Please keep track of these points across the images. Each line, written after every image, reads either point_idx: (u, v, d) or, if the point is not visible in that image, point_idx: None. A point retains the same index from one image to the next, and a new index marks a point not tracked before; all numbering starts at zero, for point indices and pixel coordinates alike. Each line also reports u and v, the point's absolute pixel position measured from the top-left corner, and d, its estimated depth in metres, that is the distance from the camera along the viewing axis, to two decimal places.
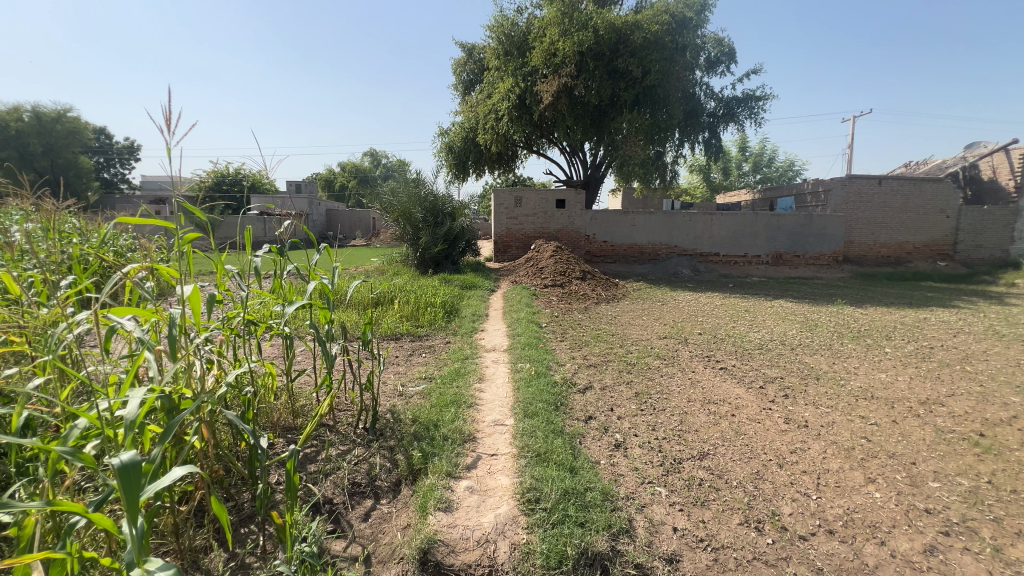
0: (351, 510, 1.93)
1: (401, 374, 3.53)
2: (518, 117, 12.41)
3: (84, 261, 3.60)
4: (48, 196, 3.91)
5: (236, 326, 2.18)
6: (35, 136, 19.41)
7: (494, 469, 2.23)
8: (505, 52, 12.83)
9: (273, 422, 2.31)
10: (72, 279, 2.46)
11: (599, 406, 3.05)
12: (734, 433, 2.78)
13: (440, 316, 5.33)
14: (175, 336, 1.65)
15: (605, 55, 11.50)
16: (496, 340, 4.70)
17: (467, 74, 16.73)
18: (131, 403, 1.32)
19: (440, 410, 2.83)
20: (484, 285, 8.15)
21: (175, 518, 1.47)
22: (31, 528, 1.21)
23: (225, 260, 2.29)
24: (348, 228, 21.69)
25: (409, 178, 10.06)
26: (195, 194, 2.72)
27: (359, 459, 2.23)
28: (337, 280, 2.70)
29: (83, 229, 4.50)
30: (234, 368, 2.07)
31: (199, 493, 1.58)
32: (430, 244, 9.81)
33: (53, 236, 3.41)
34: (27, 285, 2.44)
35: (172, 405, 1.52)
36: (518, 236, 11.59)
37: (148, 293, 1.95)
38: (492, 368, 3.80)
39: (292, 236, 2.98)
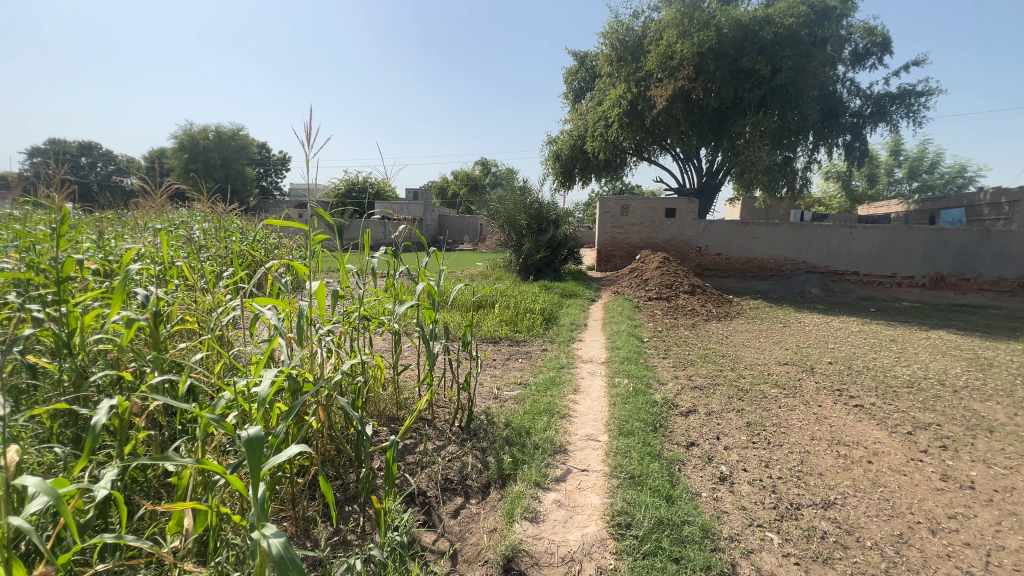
0: (442, 505, 1.99)
1: (497, 377, 3.60)
2: (629, 124, 12.13)
3: (242, 256, 4.25)
4: (222, 200, 4.71)
5: (353, 320, 2.38)
6: (216, 151, 23.57)
7: (583, 486, 2.16)
8: (618, 57, 12.57)
9: (379, 410, 2.50)
10: (231, 270, 2.90)
11: (704, 432, 2.81)
12: (869, 483, 2.37)
13: (538, 322, 5.37)
14: (302, 325, 1.86)
15: (728, 54, 10.70)
16: (593, 352, 4.59)
17: (578, 82, 16.76)
18: (264, 382, 1.49)
19: (533, 417, 2.83)
20: (584, 294, 8.04)
21: (292, 487, 1.64)
22: (185, 480, 1.42)
23: (347, 259, 2.52)
24: (457, 233, 22.94)
25: (516, 186, 10.35)
26: (328, 200, 3.06)
27: (453, 457, 2.30)
28: (443, 282, 2.81)
29: (243, 229, 5.33)
30: (349, 358, 2.25)
31: (313, 468, 1.75)
32: (532, 251, 9.98)
33: (222, 234, 4.08)
34: (199, 274, 2.93)
35: (296, 386, 1.69)
36: (623, 246, 11.28)
37: (285, 287, 2.23)
38: (588, 380, 3.71)
39: (406, 239, 3.17)
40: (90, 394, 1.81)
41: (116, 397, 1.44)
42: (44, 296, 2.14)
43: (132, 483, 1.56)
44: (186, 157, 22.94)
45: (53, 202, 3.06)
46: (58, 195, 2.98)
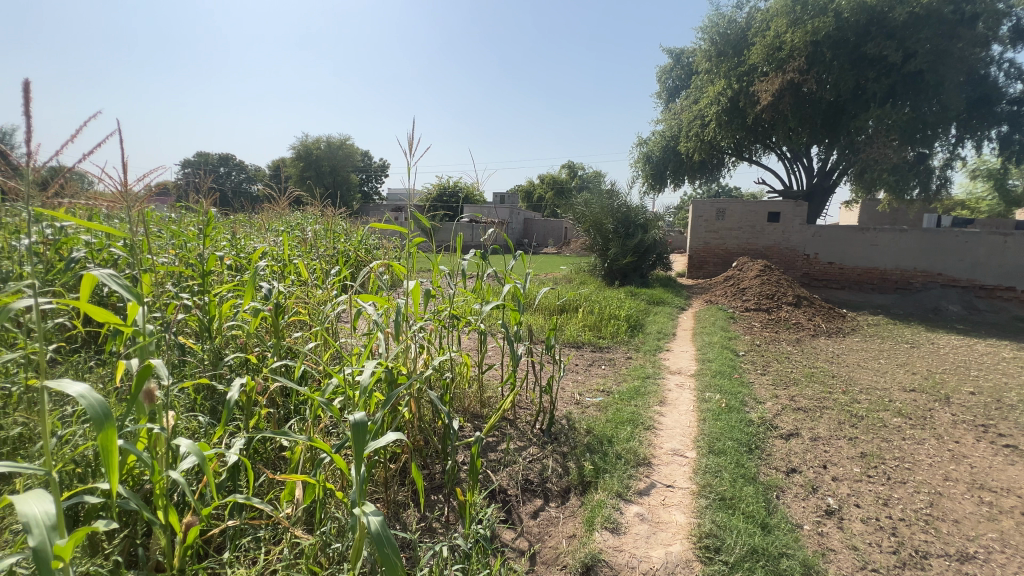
0: (523, 505, 2.02)
1: (579, 383, 3.56)
2: (728, 122, 11.41)
3: (347, 255, 4.66)
4: (332, 205, 5.22)
5: (443, 318, 2.49)
6: (326, 159, 26.09)
7: (668, 502, 2.07)
8: (718, 52, 11.85)
9: (464, 406, 2.59)
10: (337, 268, 3.20)
11: (808, 459, 2.55)
12: (1023, 540, 1.99)
13: (623, 329, 5.23)
14: (399, 322, 2.00)
15: (849, 41, 9.59)
16: (682, 363, 4.37)
17: (672, 80, 16.13)
18: (365, 372, 1.63)
19: (616, 426, 2.76)
20: (673, 302, 7.68)
21: (385, 472, 1.76)
22: (298, 454, 1.59)
23: (440, 260, 2.65)
24: (542, 236, 23.13)
25: (603, 189, 10.20)
26: (424, 205, 3.24)
27: (533, 458, 2.32)
28: (528, 285, 2.84)
29: (349, 231, 5.84)
30: (438, 354, 2.36)
31: (403, 456, 1.86)
32: (618, 256, 9.75)
33: (331, 235, 4.51)
34: (312, 271, 3.26)
35: (392, 377, 1.82)
36: (717, 252, 10.60)
37: (384, 285, 2.40)
38: (675, 392, 3.54)
39: (494, 242, 3.25)
40: (225, 371, 2.10)
41: (245, 376, 1.66)
42: (192, 286, 2.52)
43: (254, 453, 1.78)
44: (301, 166, 25.66)
45: (201, 206, 3.59)
46: (204, 201, 3.50)
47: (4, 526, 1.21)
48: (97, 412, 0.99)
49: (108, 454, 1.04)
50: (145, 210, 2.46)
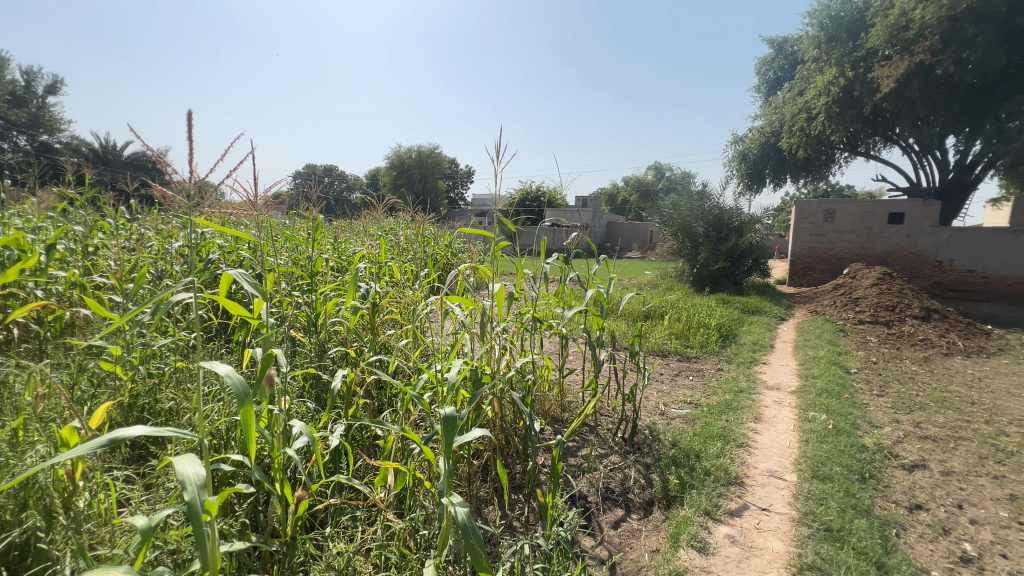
0: (603, 513, 1.98)
1: (664, 393, 3.41)
2: (841, 114, 10.32)
3: (436, 258, 4.92)
4: (423, 211, 5.53)
5: (525, 321, 2.51)
6: (417, 168, 27.76)
7: (763, 526, 1.92)
8: (829, 37, 10.77)
9: (544, 409, 2.60)
10: (426, 271, 3.38)
11: (938, 497, 2.22)
12: None
13: (713, 339, 4.93)
14: (484, 323, 2.05)
15: (999, 13, 8.22)
16: (781, 378, 4.01)
17: (774, 72, 14.95)
18: (453, 370, 1.70)
19: (705, 441, 2.61)
20: (771, 311, 7.09)
21: (469, 467, 1.83)
22: (391, 443, 1.71)
23: (523, 264, 2.68)
24: (626, 240, 22.56)
25: (694, 190, 9.71)
26: (508, 209, 3.30)
27: (615, 467, 2.26)
28: (612, 290, 2.78)
29: (438, 236, 6.16)
30: (520, 356, 2.39)
31: (487, 453, 1.92)
32: (709, 261, 9.22)
33: (422, 240, 4.78)
34: (404, 273, 3.48)
35: (477, 377, 1.87)
36: (825, 257, 9.59)
37: (470, 287, 2.49)
38: (773, 410, 3.26)
39: (577, 246, 3.23)
40: (329, 363, 2.31)
41: (347, 368, 1.81)
42: (303, 285, 2.81)
43: (353, 439, 1.93)
44: (395, 175, 27.55)
45: (311, 213, 3.99)
46: (314, 209, 3.89)
47: (160, 484, 1.45)
48: (237, 390, 1.14)
49: (243, 426, 1.21)
50: (268, 217, 2.78)
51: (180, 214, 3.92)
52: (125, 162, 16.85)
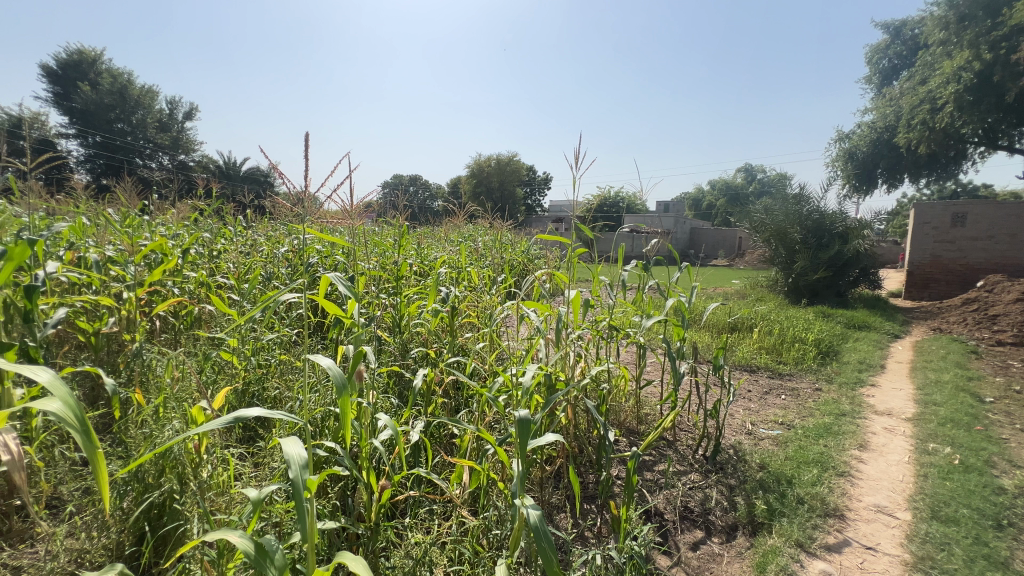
0: (681, 533, 1.88)
1: (751, 412, 3.18)
2: (974, 103, 9.00)
3: (512, 264, 5.01)
4: (501, 217, 5.66)
5: (601, 329, 2.46)
6: (496, 176, 28.50)
7: (867, 566, 1.72)
8: (960, 17, 9.45)
9: (619, 420, 2.54)
10: (503, 276, 3.45)
11: None
12: None
13: (810, 355, 4.51)
14: (559, 329, 2.04)
15: None
16: (894, 403, 3.56)
17: (889, 60, 13.42)
18: (527, 374, 1.71)
19: (799, 466, 2.39)
20: (882, 328, 6.32)
21: (541, 472, 1.83)
22: (467, 442, 1.76)
23: (600, 270, 2.63)
24: (711, 246, 21.37)
25: (789, 193, 8.97)
26: (586, 216, 3.27)
27: (694, 486, 2.15)
28: (695, 299, 2.64)
29: (515, 242, 6.26)
30: (596, 365, 2.35)
31: (559, 459, 1.91)
32: (807, 270, 8.48)
33: (500, 246, 4.90)
34: (482, 278, 3.58)
35: (551, 383, 1.87)
36: (952, 267, 8.38)
37: (546, 293, 2.49)
38: (883, 437, 2.90)
39: (657, 253, 3.12)
40: (411, 362, 2.43)
41: (427, 368, 1.90)
42: (390, 288, 2.99)
43: (432, 436, 2.02)
44: (475, 183, 28.51)
45: (398, 220, 4.24)
46: (401, 217, 4.15)
47: (266, 463, 1.62)
48: (337, 382, 1.26)
49: (340, 415, 1.32)
50: (360, 224, 3.01)
51: (288, 222, 4.36)
52: (243, 177, 19.08)
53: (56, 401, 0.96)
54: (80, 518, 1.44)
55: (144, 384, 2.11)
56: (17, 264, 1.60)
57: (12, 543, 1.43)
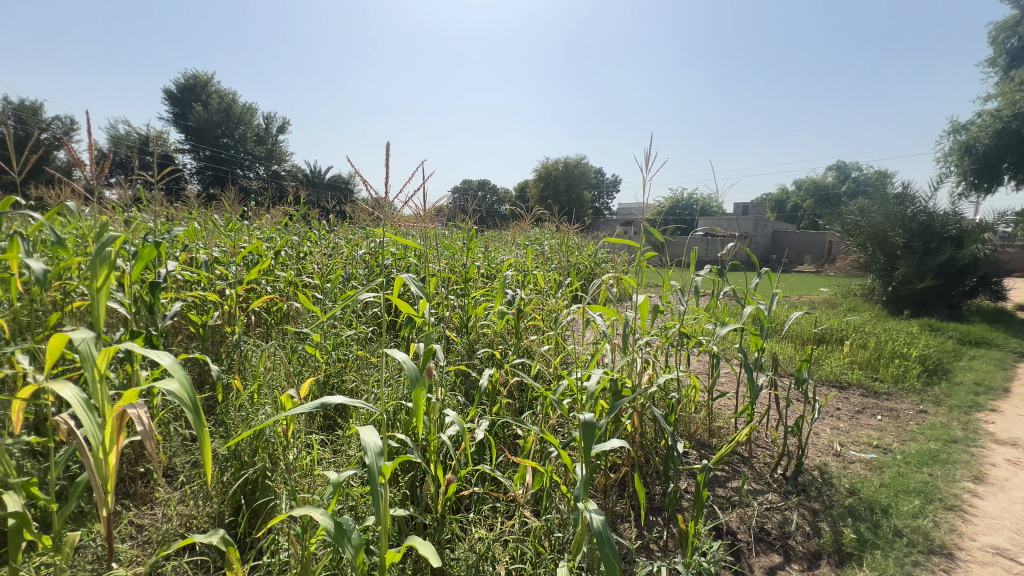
0: (756, 555, 1.76)
1: (840, 432, 2.91)
2: None
3: (579, 267, 4.97)
4: (568, 221, 5.64)
5: (671, 336, 2.36)
6: (564, 179, 28.43)
7: None
8: None
9: (689, 432, 2.43)
10: (569, 279, 3.43)
11: None
12: None
13: (913, 373, 4.03)
14: (627, 335, 1.98)
15: None
16: (1019, 432, 3.09)
17: (1018, 38, 11.74)
18: (593, 379, 1.69)
19: (897, 496, 2.15)
20: (1006, 345, 5.51)
21: (605, 479, 1.80)
22: (530, 443, 1.78)
23: (671, 276, 2.53)
24: (796, 251, 19.80)
25: (890, 193, 8.10)
26: (656, 219, 3.17)
27: (772, 507, 2.01)
28: (776, 307, 2.46)
29: (582, 246, 6.21)
30: (664, 372, 2.26)
31: (624, 467, 1.87)
32: (911, 277, 7.60)
33: (566, 249, 4.89)
34: (547, 281, 3.59)
35: (617, 390, 1.83)
36: None
37: (613, 298, 2.44)
38: (1004, 470, 2.53)
39: (733, 258, 2.95)
40: (477, 362, 2.49)
41: (493, 368, 1.94)
42: (459, 289, 3.09)
43: (496, 435, 2.06)
44: (543, 187, 28.63)
45: (468, 224, 4.37)
46: (470, 221, 4.27)
47: (344, 450, 1.74)
48: (411, 375, 1.34)
49: (412, 409, 1.40)
50: (431, 228, 3.14)
51: (366, 227, 4.64)
52: (327, 184, 20.60)
53: (175, 382, 1.10)
54: (189, 487, 1.64)
55: (242, 372, 2.35)
56: (146, 262, 1.86)
57: (136, 504, 1.65)
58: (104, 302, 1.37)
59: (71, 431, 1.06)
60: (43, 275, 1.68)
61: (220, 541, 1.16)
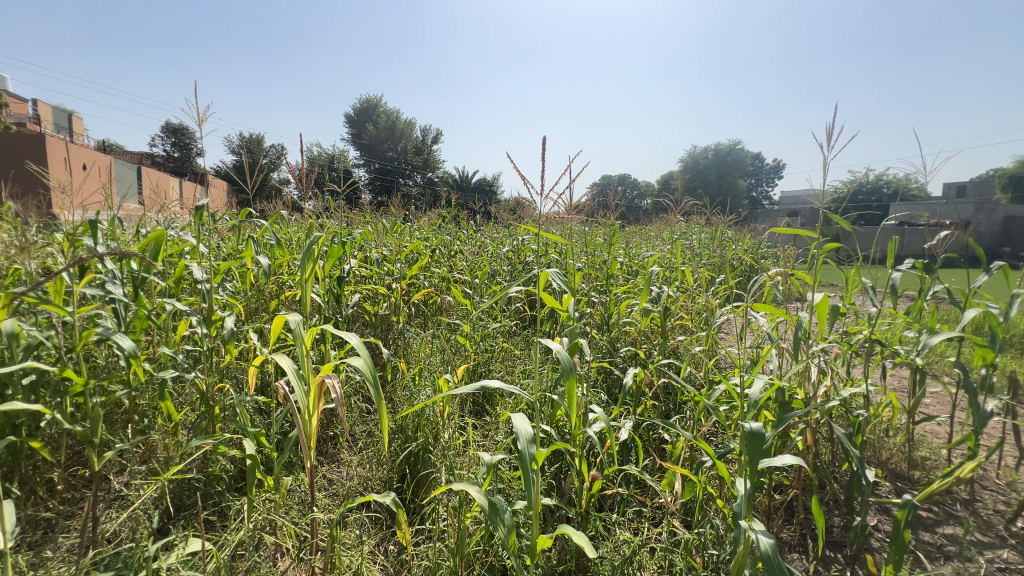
0: None
1: None
2: None
3: (733, 263, 4.51)
4: (721, 213, 5.15)
5: (856, 343, 1.96)
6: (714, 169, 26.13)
7: None
8: None
9: (879, 459, 2.02)
10: (722, 277, 3.13)
11: None
12: None
13: None
14: (799, 339, 1.66)
15: None
16: None
17: None
18: (755, 386, 1.46)
19: None
20: None
21: (769, 499, 1.59)
22: (679, 449, 1.66)
23: (857, 270, 2.10)
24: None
25: None
26: (837, 205, 2.69)
27: (1009, 569, 1.56)
28: (1017, 313, 1.88)
29: (737, 240, 5.62)
30: (847, 385, 1.90)
31: (793, 490, 1.63)
32: None
33: (718, 244, 4.47)
34: (696, 278, 3.33)
35: (785, 400, 1.60)
36: None
37: (779, 297, 2.13)
38: None
39: (948, 250, 2.35)
40: (619, 361, 2.41)
41: (638, 367, 1.86)
42: (600, 286, 3.04)
43: (641, 437, 1.97)
44: (689, 178, 26.70)
45: (609, 220, 4.28)
46: (612, 216, 4.17)
47: (492, 436, 1.84)
48: (564, 367, 1.35)
49: (563, 401, 1.40)
50: (572, 224, 3.14)
51: (510, 225, 4.85)
52: (474, 187, 22.23)
53: (361, 359, 1.28)
54: (366, 452, 1.89)
55: (406, 357, 2.65)
56: (335, 259, 2.20)
57: (328, 461, 1.97)
58: (310, 291, 1.66)
59: (287, 396, 1.29)
60: (266, 270, 2.12)
61: (392, 503, 1.31)
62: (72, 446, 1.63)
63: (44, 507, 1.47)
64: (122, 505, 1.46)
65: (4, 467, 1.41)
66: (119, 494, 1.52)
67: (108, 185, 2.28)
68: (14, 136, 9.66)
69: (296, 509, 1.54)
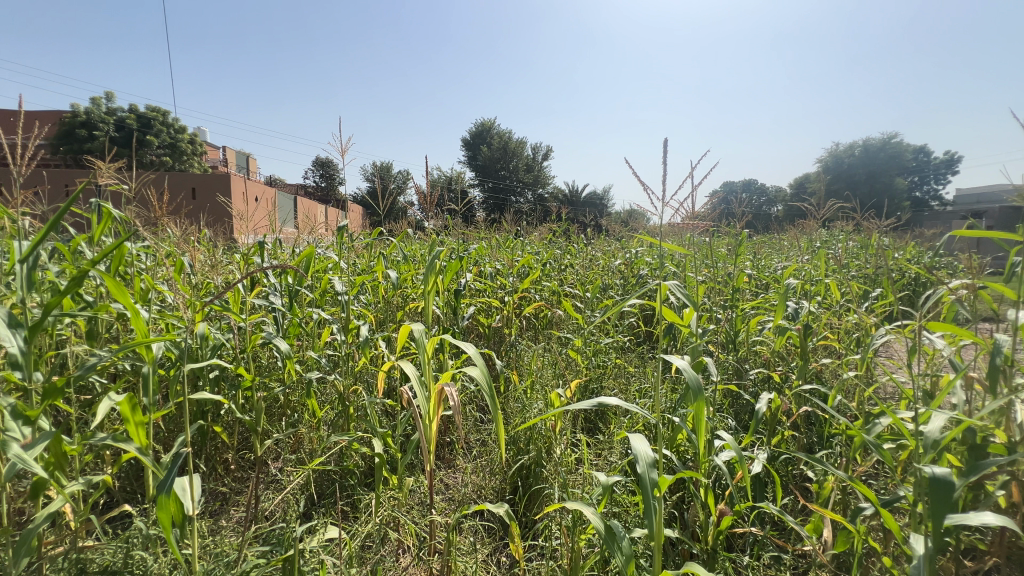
0: None
1: None
2: None
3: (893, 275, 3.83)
4: (876, 217, 4.42)
5: None
6: None
7: None
8: None
9: None
10: (880, 290, 2.67)
11: None
12: None
13: None
14: (998, 368, 1.33)
15: None
16: None
17: None
18: (934, 422, 1.19)
19: None
20: None
21: (956, 565, 1.29)
22: (829, 489, 1.42)
23: None
24: None
25: None
26: None
27: None
28: None
29: (898, 247, 4.77)
30: None
31: (991, 557, 1.30)
32: None
33: (871, 253, 3.84)
34: (844, 292, 2.89)
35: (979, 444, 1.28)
36: None
37: (966, 314, 1.73)
38: None
39: None
40: (748, 384, 2.17)
41: (774, 391, 1.64)
42: (724, 300, 2.79)
43: (778, 472, 1.74)
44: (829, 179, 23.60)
45: (734, 229, 3.93)
46: (737, 225, 3.83)
47: (605, 456, 1.76)
48: (690, 386, 1.23)
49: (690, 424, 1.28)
50: (692, 234, 2.93)
51: (623, 238, 4.72)
52: (585, 201, 22.15)
53: (477, 368, 1.31)
54: (480, 461, 1.94)
55: (517, 369, 2.69)
56: (453, 273, 2.31)
57: (445, 466, 2.06)
58: (431, 303, 1.75)
59: (410, 401, 1.36)
60: (394, 282, 2.31)
61: (506, 515, 1.30)
62: (243, 433, 1.92)
63: (222, 482, 1.75)
64: (277, 488, 1.68)
65: (196, 445, 1.71)
66: (275, 478, 1.74)
67: (273, 212, 2.69)
68: (208, 176, 11.98)
69: (416, 509, 1.63)
